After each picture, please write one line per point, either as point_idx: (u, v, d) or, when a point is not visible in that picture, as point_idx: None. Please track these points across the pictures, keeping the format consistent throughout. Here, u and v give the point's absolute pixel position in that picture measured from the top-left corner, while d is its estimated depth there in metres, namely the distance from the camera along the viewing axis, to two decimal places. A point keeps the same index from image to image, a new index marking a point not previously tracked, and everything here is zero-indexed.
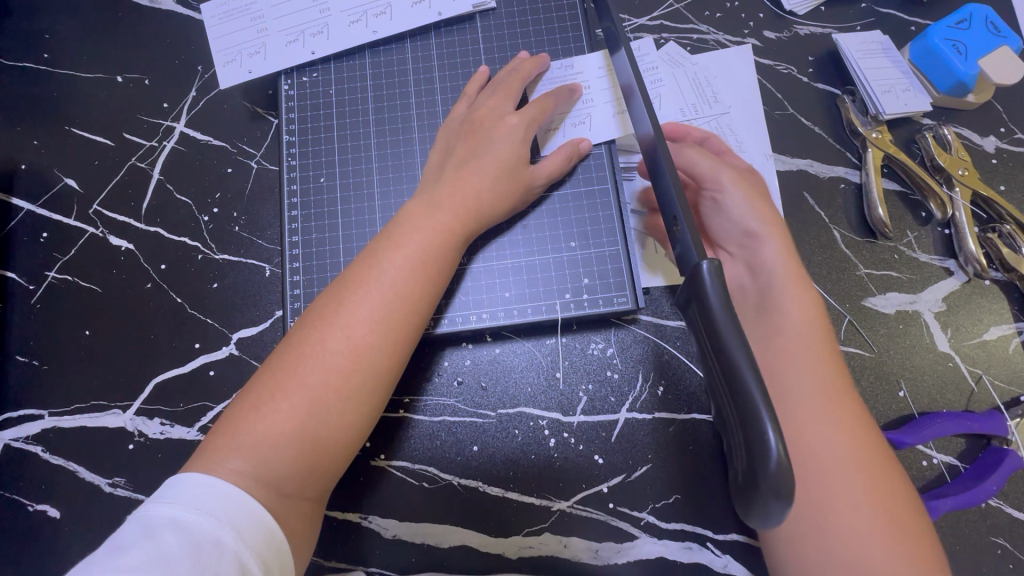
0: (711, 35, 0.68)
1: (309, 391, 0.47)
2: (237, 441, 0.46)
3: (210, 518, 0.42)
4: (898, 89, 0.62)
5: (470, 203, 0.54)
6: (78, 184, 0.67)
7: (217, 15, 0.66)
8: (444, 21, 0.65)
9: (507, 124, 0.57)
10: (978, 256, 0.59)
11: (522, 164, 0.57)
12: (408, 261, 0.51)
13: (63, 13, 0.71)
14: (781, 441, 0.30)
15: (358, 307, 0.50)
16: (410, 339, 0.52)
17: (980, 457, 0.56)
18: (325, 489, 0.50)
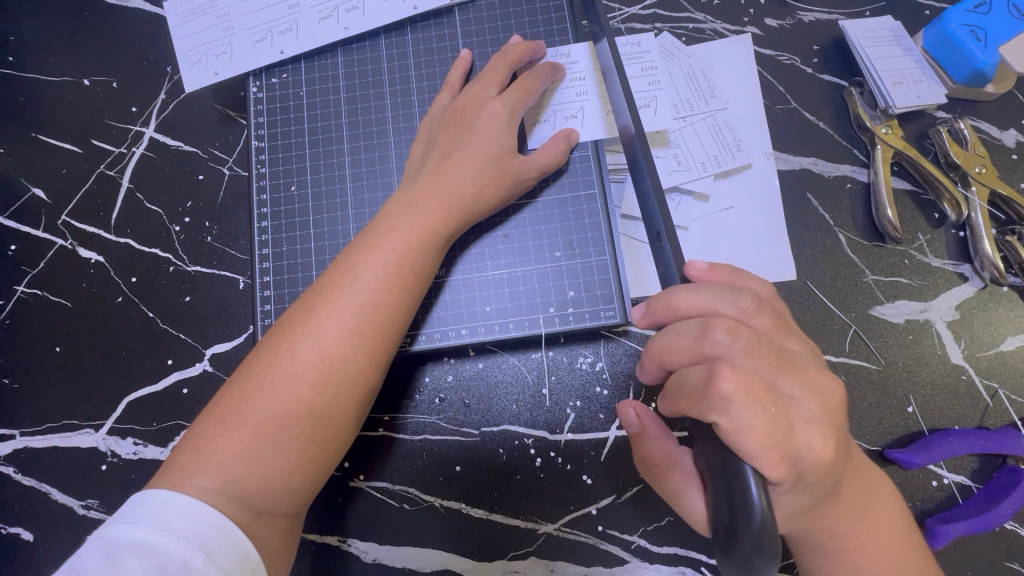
0: (708, 24, 0.63)
1: (278, 405, 0.44)
2: (202, 459, 0.43)
3: (177, 539, 0.39)
4: (910, 81, 0.58)
5: (450, 201, 0.51)
6: (46, 194, 0.64)
7: (182, 12, 0.63)
8: (421, 15, 0.61)
9: (490, 111, 0.53)
10: (996, 261, 0.55)
11: (507, 153, 0.53)
12: (385, 265, 0.48)
13: (27, 13, 0.68)
14: (764, 496, 0.31)
15: (331, 314, 0.46)
16: (388, 348, 0.48)
17: (994, 478, 0.52)
18: (301, 508, 0.47)
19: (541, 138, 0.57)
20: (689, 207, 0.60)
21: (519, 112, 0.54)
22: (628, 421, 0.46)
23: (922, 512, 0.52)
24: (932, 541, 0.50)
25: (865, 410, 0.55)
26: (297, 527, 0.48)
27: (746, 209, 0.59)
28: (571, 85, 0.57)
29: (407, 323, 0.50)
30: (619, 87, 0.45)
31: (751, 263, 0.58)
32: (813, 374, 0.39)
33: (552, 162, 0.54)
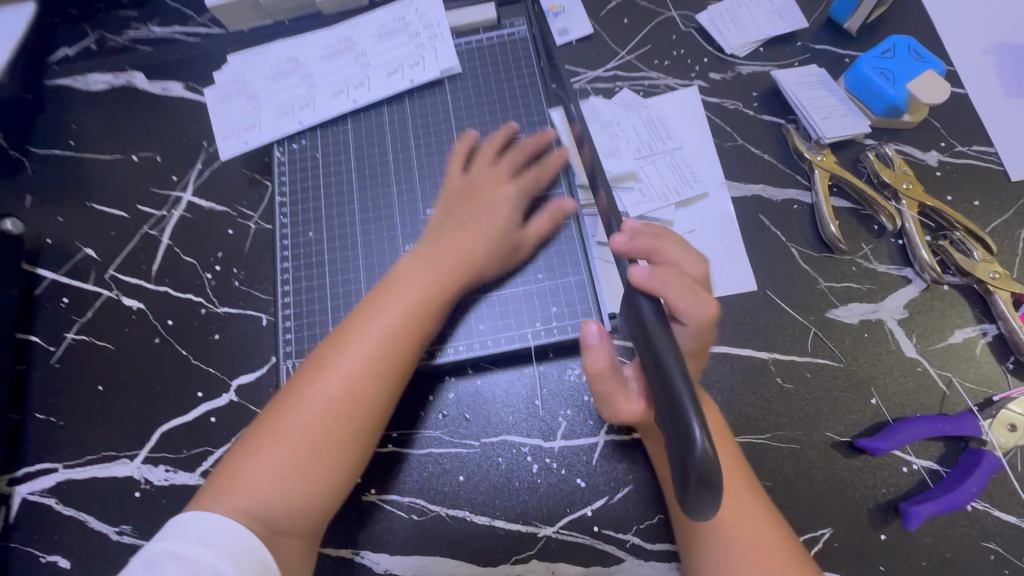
0: (662, 80, 0.74)
1: (299, 434, 0.50)
2: (231, 485, 0.48)
3: (207, 548, 0.44)
4: (836, 115, 0.68)
5: (468, 259, 0.59)
6: (97, 253, 0.74)
7: (220, 98, 0.75)
8: (416, 87, 0.73)
9: (499, 194, 0.63)
10: (932, 263, 0.62)
11: (509, 227, 0.62)
12: (400, 310, 0.55)
13: (88, 106, 0.81)
14: (706, 436, 0.31)
15: (350, 354, 0.53)
16: (399, 383, 0.54)
17: (959, 460, 0.56)
18: (318, 530, 0.52)
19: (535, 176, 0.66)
20: None
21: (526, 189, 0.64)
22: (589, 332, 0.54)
23: (896, 497, 0.56)
24: (905, 522, 0.54)
25: (833, 404, 0.59)
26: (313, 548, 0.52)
27: (706, 231, 0.67)
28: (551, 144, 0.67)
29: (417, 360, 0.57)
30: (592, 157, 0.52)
31: (716, 277, 0.65)
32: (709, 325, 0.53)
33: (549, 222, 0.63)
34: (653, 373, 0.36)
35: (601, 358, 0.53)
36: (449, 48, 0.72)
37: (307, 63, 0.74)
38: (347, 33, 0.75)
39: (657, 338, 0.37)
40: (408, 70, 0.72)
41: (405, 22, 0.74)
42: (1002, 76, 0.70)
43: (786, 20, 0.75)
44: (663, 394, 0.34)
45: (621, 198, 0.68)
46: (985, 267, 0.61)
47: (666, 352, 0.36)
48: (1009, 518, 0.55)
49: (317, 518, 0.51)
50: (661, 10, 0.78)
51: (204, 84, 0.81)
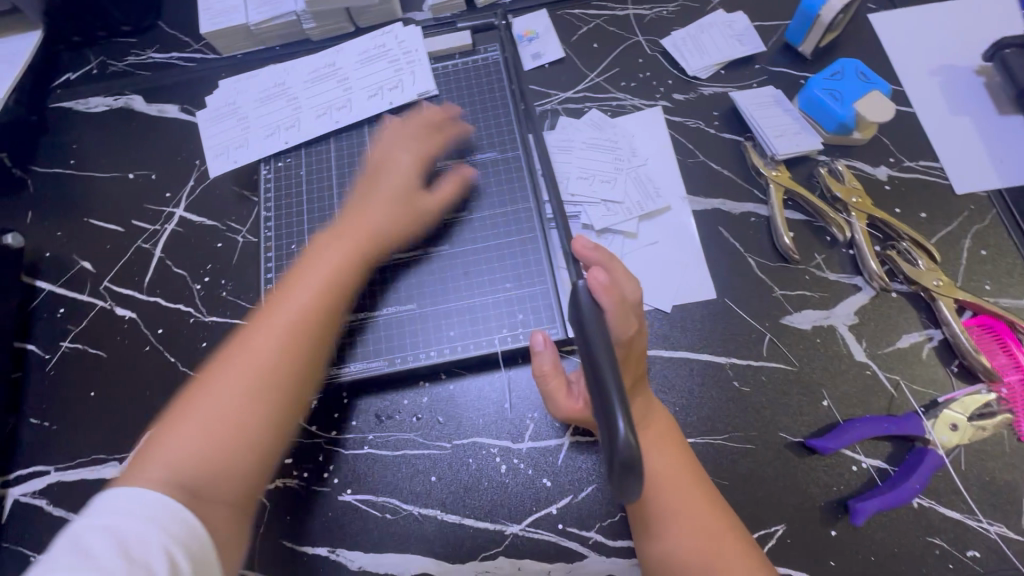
0: (628, 101, 0.79)
1: (217, 400, 0.51)
2: (149, 462, 0.48)
3: (138, 520, 0.43)
4: (789, 133, 0.72)
5: (379, 227, 0.64)
6: (93, 266, 0.78)
7: (211, 120, 0.81)
8: (397, 108, 0.77)
9: (403, 161, 0.68)
10: (879, 272, 0.65)
11: (412, 191, 0.68)
12: (318, 276, 0.59)
13: (88, 127, 0.86)
14: (628, 427, 0.34)
15: (268, 319, 0.56)
16: (319, 341, 0.57)
17: (905, 459, 0.59)
18: (246, 499, 0.51)
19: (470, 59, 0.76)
20: (621, 243, 0.71)
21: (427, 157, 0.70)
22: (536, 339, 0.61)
23: (845, 494, 0.59)
24: (852, 518, 0.57)
25: (786, 406, 0.62)
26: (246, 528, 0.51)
27: (668, 242, 0.71)
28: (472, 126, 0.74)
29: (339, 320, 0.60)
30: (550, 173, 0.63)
31: (677, 286, 0.68)
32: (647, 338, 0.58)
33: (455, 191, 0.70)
34: (588, 374, 0.39)
35: (545, 364, 0.60)
36: (426, 72, 0.77)
37: (294, 87, 0.79)
38: (331, 59, 0.80)
39: (594, 342, 0.40)
40: (388, 93, 0.77)
41: (385, 48, 0.79)
42: (947, 96, 0.75)
43: (745, 44, 0.79)
44: (597, 394, 0.38)
45: (588, 211, 0.72)
46: (929, 275, 0.64)
47: (601, 354, 0.39)
48: (954, 514, 0.57)
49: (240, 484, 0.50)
50: (628, 35, 0.82)
51: (198, 106, 0.86)
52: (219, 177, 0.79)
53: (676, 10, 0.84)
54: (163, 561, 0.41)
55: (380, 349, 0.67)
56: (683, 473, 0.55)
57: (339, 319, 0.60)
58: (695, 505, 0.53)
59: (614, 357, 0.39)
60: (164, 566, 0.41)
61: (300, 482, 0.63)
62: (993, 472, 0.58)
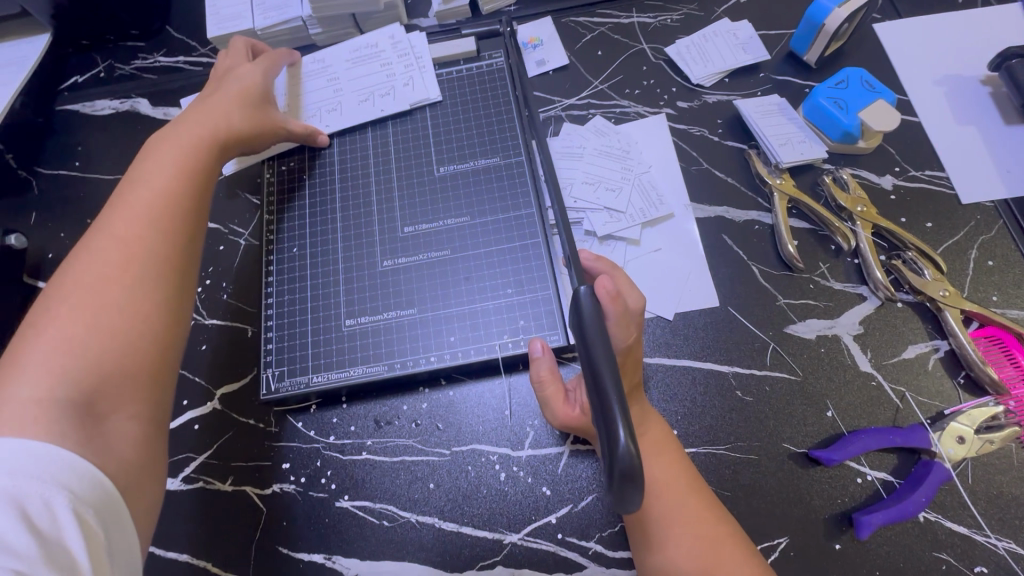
0: (632, 108, 0.79)
1: (82, 290, 0.49)
2: (17, 375, 0.44)
3: (26, 479, 0.39)
4: (794, 141, 0.72)
5: (216, 127, 0.65)
6: None
7: None
8: (387, 116, 0.77)
9: (243, 75, 0.72)
10: (884, 282, 0.65)
11: (262, 100, 0.71)
12: (165, 172, 0.59)
13: (94, 130, 0.86)
14: (629, 436, 0.34)
15: (121, 211, 0.55)
16: (190, 214, 0.57)
17: (911, 472, 0.58)
18: (155, 377, 0.50)
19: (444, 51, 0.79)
20: (624, 250, 0.70)
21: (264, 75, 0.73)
22: (535, 347, 0.61)
23: (850, 507, 0.58)
24: (857, 531, 0.56)
25: (789, 416, 0.62)
26: (156, 438, 0.49)
27: (672, 250, 0.70)
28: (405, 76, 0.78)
29: (209, 201, 0.61)
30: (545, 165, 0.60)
31: (679, 294, 0.68)
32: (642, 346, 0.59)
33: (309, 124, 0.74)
34: (588, 381, 0.38)
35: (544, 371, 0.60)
36: (430, 78, 0.78)
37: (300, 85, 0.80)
38: (321, 58, 0.80)
39: (595, 349, 0.39)
40: (379, 100, 0.77)
41: (379, 50, 0.80)
42: (953, 106, 0.74)
43: (749, 52, 0.79)
44: (598, 405, 0.37)
45: (590, 218, 0.71)
46: (935, 285, 0.64)
47: (602, 363, 0.38)
48: (961, 528, 0.56)
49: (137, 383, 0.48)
50: (633, 43, 0.83)
51: None
52: (228, 174, 0.80)
53: (680, 19, 0.84)
54: (78, 532, 0.39)
55: (380, 354, 0.66)
56: (684, 482, 0.54)
57: (205, 199, 0.61)
58: (689, 513, 0.53)
59: (615, 363, 0.38)
60: (79, 538, 0.39)
61: (297, 488, 0.63)
62: (1001, 486, 0.57)
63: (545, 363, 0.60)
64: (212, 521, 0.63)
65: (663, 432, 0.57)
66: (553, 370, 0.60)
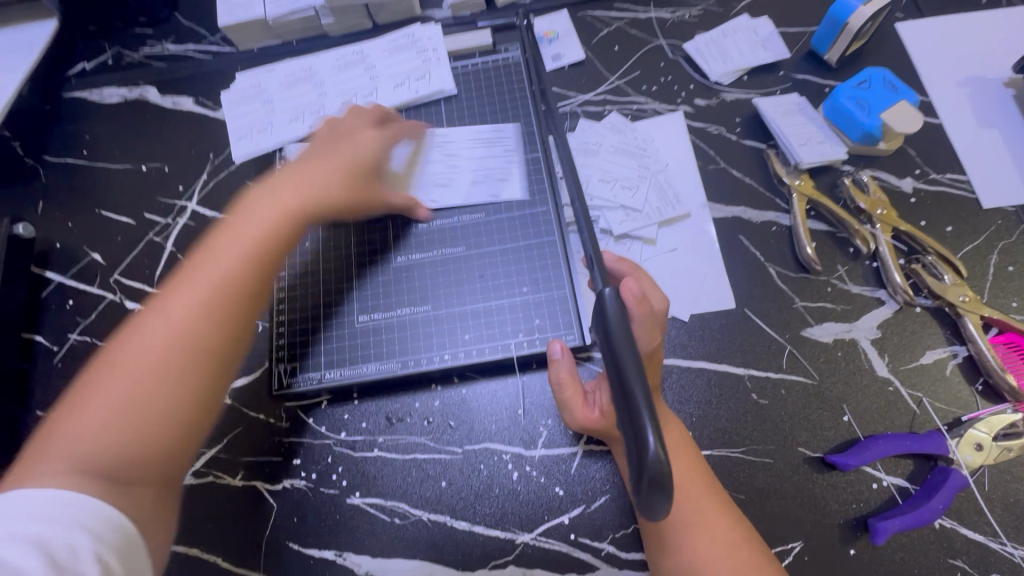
0: (649, 105, 0.78)
1: (125, 376, 0.46)
2: (60, 440, 0.44)
3: (59, 526, 0.38)
4: (815, 142, 0.71)
5: (304, 200, 0.58)
6: (103, 258, 0.77)
7: (234, 100, 0.81)
8: (420, 97, 0.76)
9: (365, 136, 0.66)
10: (904, 286, 0.64)
11: (365, 167, 0.63)
12: (244, 238, 0.54)
13: (102, 118, 0.85)
14: (659, 441, 0.33)
15: (189, 280, 0.51)
16: (246, 305, 0.51)
17: (928, 478, 0.58)
18: (173, 470, 0.46)
19: (461, 44, 0.78)
20: (639, 249, 0.70)
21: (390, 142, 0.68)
22: (553, 349, 0.61)
23: (865, 513, 0.57)
24: (873, 537, 0.55)
25: (805, 420, 0.61)
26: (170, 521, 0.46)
27: (688, 250, 0.69)
28: (433, 59, 0.77)
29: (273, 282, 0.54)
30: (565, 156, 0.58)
31: (695, 294, 0.67)
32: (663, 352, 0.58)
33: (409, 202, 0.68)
34: (616, 387, 0.38)
35: (562, 372, 0.59)
36: (446, 72, 0.77)
37: (319, 72, 0.80)
38: (357, 50, 0.80)
39: (621, 352, 0.38)
40: (414, 83, 0.77)
41: (413, 39, 0.79)
42: (975, 108, 0.73)
43: (769, 50, 0.78)
44: (625, 409, 0.36)
45: (606, 217, 0.70)
46: (955, 290, 0.63)
47: (630, 367, 0.37)
48: (977, 536, 0.56)
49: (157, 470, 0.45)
50: (650, 39, 0.81)
51: (214, 99, 0.85)
52: (240, 162, 0.79)
53: (699, 14, 0.83)
54: None
55: (393, 351, 0.66)
56: (700, 485, 0.54)
57: (271, 282, 0.54)
58: (705, 516, 0.52)
59: (642, 367, 0.38)
60: None
61: (307, 484, 0.63)
62: (1017, 494, 0.57)
63: (563, 365, 0.60)
64: (222, 515, 0.63)
65: (680, 435, 0.57)
66: (572, 372, 0.60)
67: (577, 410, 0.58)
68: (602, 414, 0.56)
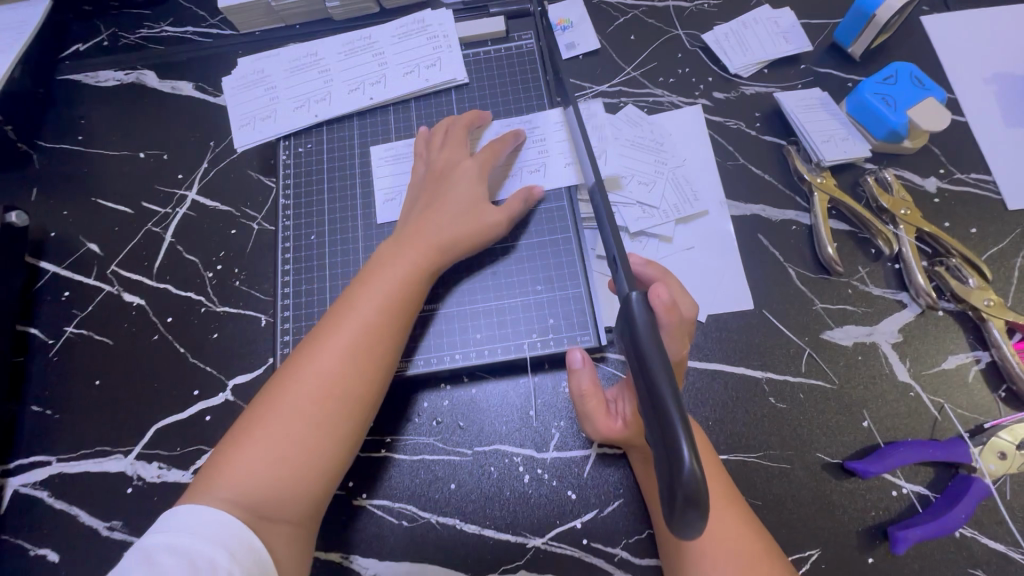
0: (665, 97, 0.75)
1: (285, 420, 0.51)
2: (226, 471, 0.49)
3: (205, 542, 0.44)
4: (837, 138, 0.68)
5: (436, 251, 0.59)
6: (99, 248, 0.75)
7: (236, 86, 0.78)
8: (430, 87, 0.74)
9: (466, 167, 0.63)
10: (927, 288, 0.62)
11: (479, 201, 0.62)
12: (385, 292, 0.57)
13: (97, 102, 0.82)
14: (694, 455, 0.32)
15: (339, 332, 0.54)
16: (385, 365, 0.55)
17: (949, 486, 0.56)
18: (316, 506, 0.51)
19: (472, 30, 0.76)
20: (655, 247, 0.68)
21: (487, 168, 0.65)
22: (574, 357, 0.58)
23: (884, 520, 0.56)
24: (893, 546, 0.54)
25: (824, 425, 0.60)
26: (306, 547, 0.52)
27: (705, 248, 0.67)
28: (443, 46, 0.75)
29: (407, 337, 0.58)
30: (583, 144, 0.55)
31: (712, 294, 0.65)
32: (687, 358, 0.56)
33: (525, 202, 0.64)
34: (647, 398, 0.36)
35: (583, 381, 0.57)
36: (457, 60, 0.74)
37: (325, 58, 0.77)
38: (366, 34, 0.77)
39: (650, 360, 0.37)
40: (424, 71, 0.74)
41: (424, 24, 0.76)
42: (1002, 105, 0.71)
43: (791, 42, 0.75)
44: (657, 420, 0.35)
45: (622, 213, 0.68)
46: (979, 294, 0.61)
47: (659, 375, 0.35)
48: (997, 545, 0.55)
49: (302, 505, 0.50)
50: (668, 28, 0.79)
51: (214, 85, 0.81)
52: (243, 150, 0.76)
53: (718, 4, 0.80)
54: None
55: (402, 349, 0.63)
56: (720, 493, 0.53)
57: (404, 338, 0.57)
58: (724, 524, 0.51)
59: (673, 375, 0.36)
60: None
61: None
62: None
63: (583, 374, 0.57)
64: None
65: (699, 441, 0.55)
66: (593, 380, 0.57)
67: (600, 420, 0.55)
68: (627, 423, 0.54)
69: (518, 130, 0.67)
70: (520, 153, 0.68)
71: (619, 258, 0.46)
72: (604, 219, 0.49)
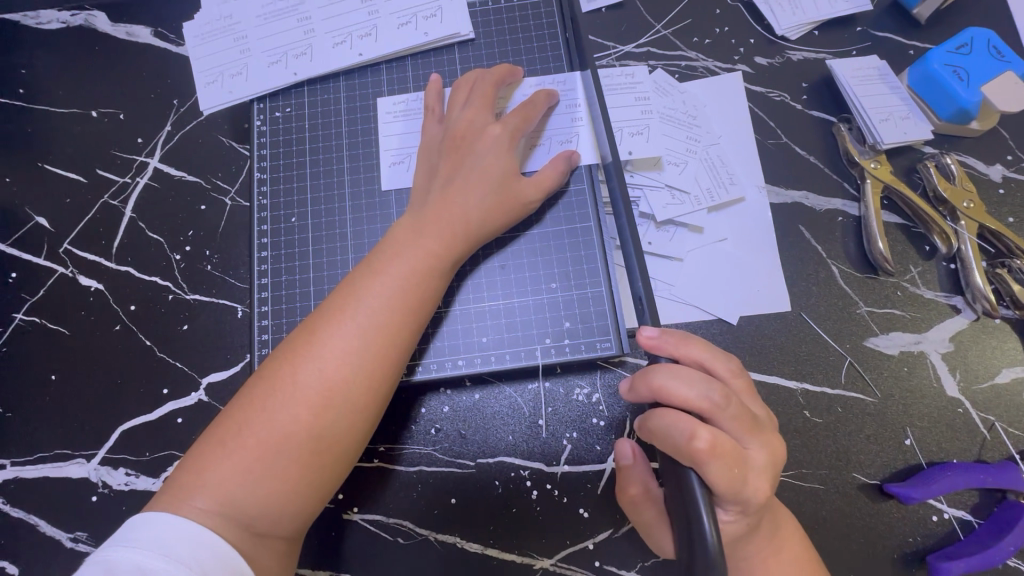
0: (700, 62, 0.65)
1: (277, 431, 0.43)
2: (208, 477, 0.42)
3: (180, 565, 0.38)
4: (897, 118, 0.60)
5: (456, 233, 0.51)
6: (49, 223, 0.65)
7: (201, 35, 0.67)
8: (430, 42, 0.64)
9: (493, 134, 0.54)
10: (986, 293, 0.55)
11: (510, 176, 0.54)
12: (399, 281, 0.48)
13: (39, 48, 0.70)
14: (713, 529, 0.35)
15: (343, 326, 0.46)
16: (397, 367, 0.48)
17: (994, 513, 0.52)
18: (309, 518, 0.46)
19: None
20: (684, 239, 0.60)
21: (518, 135, 0.55)
22: (624, 455, 0.50)
23: (922, 548, 0.52)
24: None
25: (863, 443, 0.55)
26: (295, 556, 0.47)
27: (740, 241, 0.60)
28: None
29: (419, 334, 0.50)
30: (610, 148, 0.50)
31: (746, 295, 0.58)
32: (770, 436, 0.42)
33: (561, 175, 0.56)
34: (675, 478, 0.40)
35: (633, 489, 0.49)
36: (461, 11, 0.63)
37: (305, 4, 0.65)
38: None
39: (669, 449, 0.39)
40: (422, 22, 0.64)
41: None
42: None
43: None
44: (679, 483, 0.39)
45: (648, 198, 0.60)
46: None
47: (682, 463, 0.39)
48: None
49: (298, 518, 0.45)
50: None
51: (176, 32, 0.70)
52: (212, 112, 0.66)
53: None
54: None
55: None
56: (779, 527, 0.46)
57: (418, 336, 0.50)
58: (774, 559, 0.45)
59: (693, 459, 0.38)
60: None
61: None
62: None
63: (636, 476, 0.50)
64: None
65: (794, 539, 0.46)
66: (643, 485, 0.49)
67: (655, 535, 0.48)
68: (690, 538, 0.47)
69: (550, 90, 0.58)
70: (548, 120, 0.59)
71: (646, 302, 0.45)
72: (629, 242, 0.46)
